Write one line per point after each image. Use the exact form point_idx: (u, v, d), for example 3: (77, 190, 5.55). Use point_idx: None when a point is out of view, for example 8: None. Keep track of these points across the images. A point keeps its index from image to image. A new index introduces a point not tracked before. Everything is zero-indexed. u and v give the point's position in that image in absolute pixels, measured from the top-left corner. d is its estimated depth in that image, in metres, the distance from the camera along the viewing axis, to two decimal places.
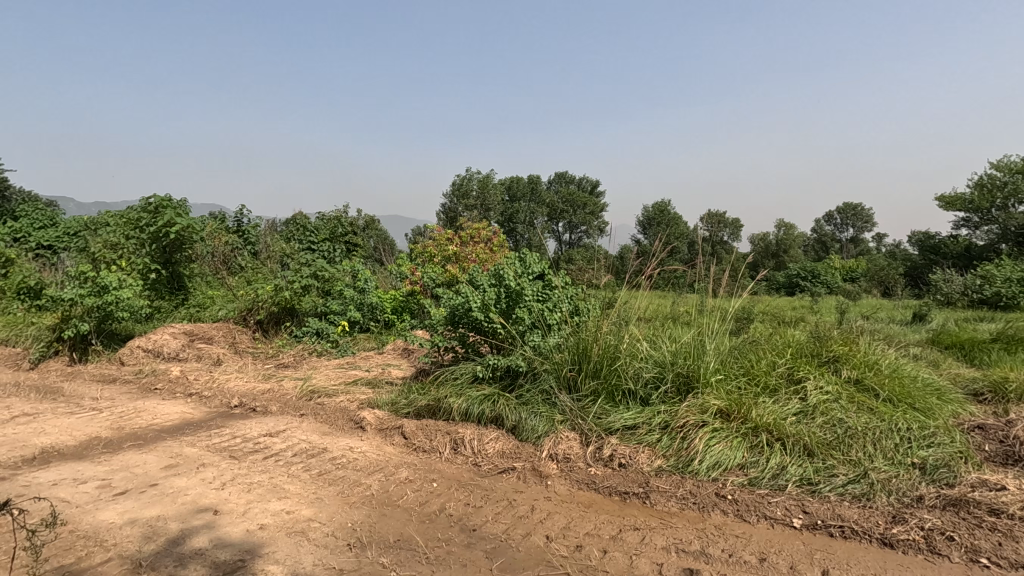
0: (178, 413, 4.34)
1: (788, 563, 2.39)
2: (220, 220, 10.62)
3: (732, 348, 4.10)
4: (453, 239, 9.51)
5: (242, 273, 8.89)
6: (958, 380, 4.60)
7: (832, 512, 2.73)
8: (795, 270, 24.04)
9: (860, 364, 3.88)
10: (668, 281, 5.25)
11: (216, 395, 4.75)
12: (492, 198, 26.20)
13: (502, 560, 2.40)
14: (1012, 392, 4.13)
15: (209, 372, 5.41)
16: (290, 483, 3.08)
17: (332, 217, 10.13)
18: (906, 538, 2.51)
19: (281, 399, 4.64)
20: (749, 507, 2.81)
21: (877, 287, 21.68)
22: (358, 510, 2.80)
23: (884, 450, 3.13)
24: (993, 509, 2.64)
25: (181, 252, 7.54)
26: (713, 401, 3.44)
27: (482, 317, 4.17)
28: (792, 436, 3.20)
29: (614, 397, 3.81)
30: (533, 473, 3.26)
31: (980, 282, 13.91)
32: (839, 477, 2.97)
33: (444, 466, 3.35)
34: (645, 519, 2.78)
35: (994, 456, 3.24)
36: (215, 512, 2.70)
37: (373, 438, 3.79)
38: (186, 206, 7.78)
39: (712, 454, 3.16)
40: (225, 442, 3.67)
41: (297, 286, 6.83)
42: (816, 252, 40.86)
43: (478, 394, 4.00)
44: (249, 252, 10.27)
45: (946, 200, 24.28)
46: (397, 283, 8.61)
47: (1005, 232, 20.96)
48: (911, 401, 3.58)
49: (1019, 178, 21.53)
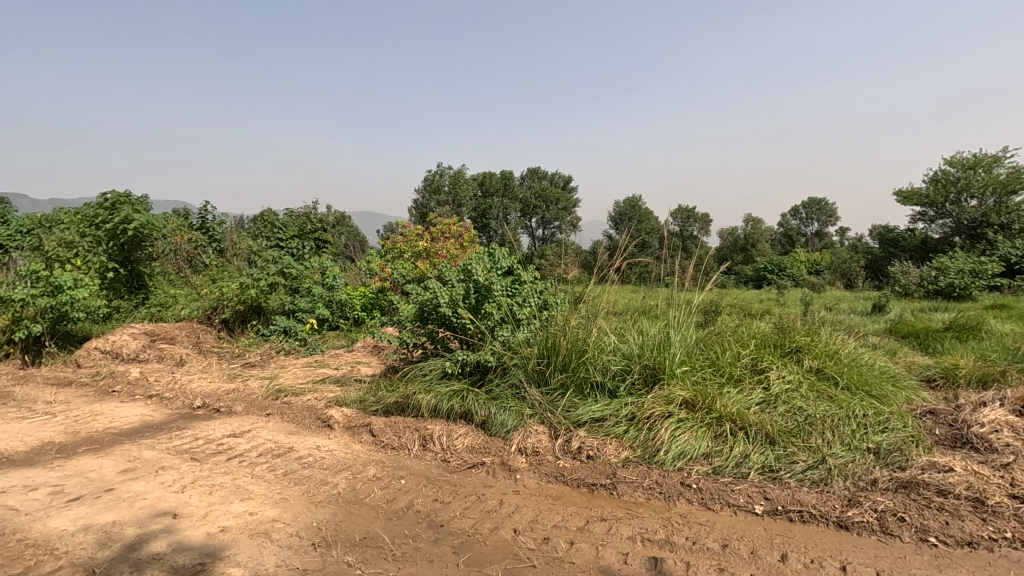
0: (138, 416, 4.21)
1: (748, 548, 2.45)
2: (183, 216, 10.27)
3: (698, 340, 4.18)
4: (423, 235, 9.50)
5: (206, 272, 8.65)
6: (913, 367, 4.79)
7: (791, 498, 2.81)
8: (762, 264, 24.76)
9: (821, 354, 4.00)
10: (638, 275, 5.31)
11: (178, 397, 4.62)
12: (464, 193, 26.19)
13: (469, 554, 2.40)
14: (962, 377, 4.33)
15: (170, 374, 5.26)
16: (254, 484, 3.02)
17: (300, 213, 9.99)
18: (861, 520, 2.60)
19: (246, 399, 4.55)
20: (712, 495, 2.88)
21: (840, 280, 22.49)
22: (324, 509, 2.77)
23: (842, 436, 3.24)
24: (941, 490, 2.76)
25: (141, 251, 7.29)
26: (679, 392, 3.51)
27: (450, 313, 4.15)
28: (754, 425, 3.29)
29: (582, 390, 3.85)
30: (502, 468, 3.27)
31: (935, 273, 14.44)
32: (799, 464, 3.06)
33: (414, 463, 3.34)
34: (612, 510, 2.81)
35: (944, 439, 3.38)
36: (175, 516, 2.63)
37: (341, 437, 3.74)
38: (145, 203, 7.54)
39: (678, 444, 3.22)
40: (186, 444, 3.58)
41: (263, 284, 6.64)
42: (783, 245, 42.02)
43: (447, 390, 4.00)
44: (214, 250, 10.00)
45: (903, 194, 25.01)
46: (367, 281, 8.57)
47: (958, 225, 21.91)
48: (868, 388, 3.71)
49: (971, 173, 22.24)
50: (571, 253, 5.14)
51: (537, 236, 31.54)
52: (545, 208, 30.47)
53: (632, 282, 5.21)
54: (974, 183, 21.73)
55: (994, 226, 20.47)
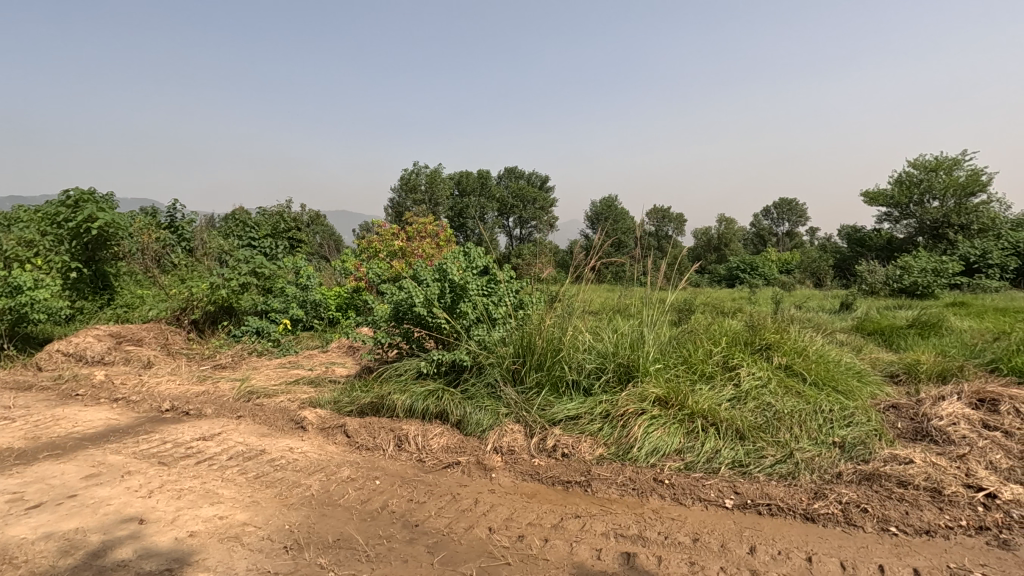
0: (103, 419, 4.10)
1: (718, 541, 2.50)
2: (151, 215, 9.98)
3: (672, 338, 4.25)
4: (399, 234, 9.45)
5: (175, 272, 8.44)
6: (877, 363, 4.94)
7: (760, 491, 2.88)
8: (734, 263, 25.28)
9: (789, 351, 4.11)
10: (614, 273, 5.37)
11: (145, 400, 4.51)
12: (441, 192, 26.09)
13: (444, 553, 2.40)
14: (924, 373, 4.48)
15: (137, 376, 5.13)
16: (224, 487, 2.97)
17: (274, 212, 9.81)
18: (826, 512, 2.68)
19: (216, 402, 4.46)
20: (684, 490, 2.93)
21: (810, 280, 23.10)
22: (297, 511, 2.74)
23: (809, 431, 3.33)
24: (901, 481, 2.86)
25: (106, 250, 7.03)
26: (652, 389, 3.57)
27: (425, 313, 4.13)
28: (725, 421, 3.36)
29: (558, 389, 3.88)
30: (477, 467, 3.27)
31: (899, 272, 14.91)
32: (768, 458, 3.13)
33: (388, 464, 3.32)
34: (586, 507, 2.84)
35: (906, 433, 3.50)
36: (141, 521, 2.57)
37: (315, 438, 3.70)
38: (111, 202, 7.29)
39: (651, 440, 3.27)
40: (155, 448, 3.50)
41: (234, 284, 6.51)
42: (755, 245, 42.92)
43: (422, 390, 3.98)
44: (183, 249, 9.75)
45: (869, 194, 25.76)
46: (342, 280, 8.48)
47: (922, 226, 22.63)
48: (834, 384, 3.82)
49: (934, 174, 22.74)
50: (546, 254, 5.16)
51: (515, 236, 31.59)
52: (522, 207, 30.49)
53: (608, 281, 5.26)
54: (936, 185, 22.31)
55: (954, 227, 21.27)
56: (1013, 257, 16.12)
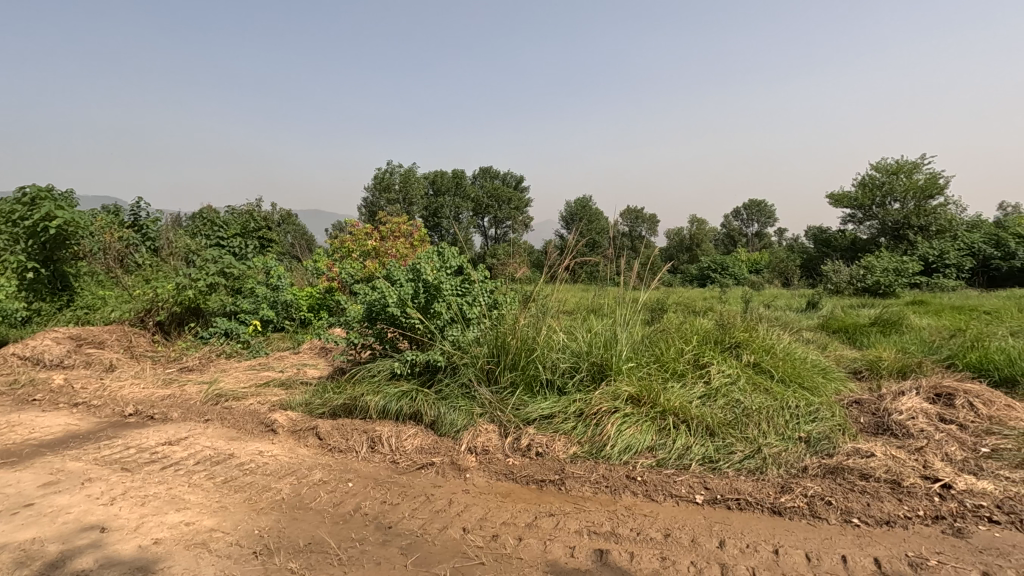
0: (62, 425, 3.95)
1: (689, 536, 2.55)
2: (114, 213, 9.67)
3: (644, 337, 4.31)
4: (372, 234, 9.36)
5: (140, 273, 8.19)
6: (841, 360, 5.10)
7: (730, 487, 2.94)
8: (706, 263, 25.74)
9: (758, 348, 4.21)
10: (588, 273, 5.41)
11: (107, 405, 4.37)
12: (415, 191, 25.92)
13: (418, 555, 2.39)
14: (886, 369, 4.64)
15: (98, 380, 4.96)
16: (191, 493, 2.89)
17: (243, 211, 9.60)
18: (793, 505, 2.75)
19: (183, 405, 4.35)
20: (656, 486, 2.97)
21: (778, 279, 23.67)
22: (267, 515, 2.69)
23: (776, 426, 3.42)
24: (863, 474, 2.95)
25: (65, 250, 6.75)
26: (625, 388, 3.62)
27: (398, 313, 4.10)
28: (696, 418, 3.43)
29: (532, 388, 3.89)
30: (452, 467, 3.26)
31: (862, 272, 15.39)
32: (737, 454, 3.20)
33: (361, 466, 3.28)
34: (560, 505, 2.86)
35: (868, 427, 3.62)
36: (103, 529, 2.49)
37: (286, 441, 3.64)
38: (70, 200, 7.03)
39: (624, 438, 3.31)
40: (117, 454, 3.39)
41: (201, 285, 6.35)
42: (726, 245, 43.79)
43: (396, 391, 3.95)
44: (148, 249, 9.46)
45: (834, 195, 26.53)
46: (314, 280, 8.35)
47: (884, 227, 23.41)
48: (801, 380, 3.93)
49: (894, 178, 23.55)
50: (521, 254, 5.17)
51: (490, 236, 31.55)
52: (497, 207, 30.49)
53: (582, 281, 5.29)
54: (897, 187, 23.08)
55: (914, 228, 22.14)
56: (968, 257, 16.82)
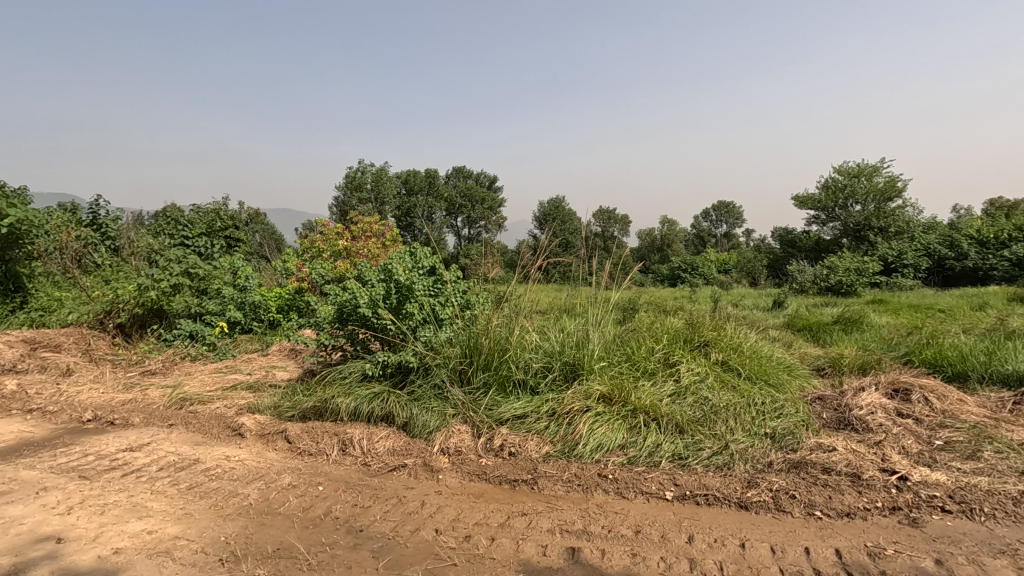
0: (15, 432, 3.79)
1: (659, 532, 2.59)
2: (71, 211, 9.31)
3: (616, 337, 4.36)
4: (343, 234, 9.23)
5: (99, 273, 7.90)
6: (806, 357, 5.26)
7: (698, 483, 3.00)
8: (676, 263, 26.16)
9: (726, 347, 4.30)
10: (560, 273, 5.45)
11: (64, 411, 4.20)
12: (387, 190, 25.68)
13: (389, 558, 2.37)
14: (847, 366, 4.80)
15: (54, 385, 4.77)
16: (154, 500, 2.81)
17: (209, 210, 9.36)
18: (759, 500, 2.82)
19: (145, 410, 4.21)
20: (627, 484, 3.01)
21: (746, 279, 24.21)
22: (234, 521, 2.63)
23: (743, 423, 3.50)
24: (826, 467, 3.05)
25: (18, 249, 6.48)
26: (597, 387, 3.66)
27: (370, 314, 4.05)
28: (666, 416, 3.48)
29: (505, 388, 3.90)
30: (424, 469, 3.25)
31: (826, 272, 15.85)
32: (705, 450, 3.26)
33: (332, 469, 3.23)
34: (532, 504, 2.87)
35: (830, 422, 3.74)
36: (59, 540, 2.40)
37: (254, 445, 3.56)
38: (24, 198, 6.75)
39: (595, 437, 3.34)
40: (75, 462, 3.27)
41: (164, 285, 6.16)
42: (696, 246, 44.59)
43: (367, 392, 3.91)
44: (107, 248, 9.14)
45: (799, 197, 27.27)
46: (284, 281, 8.19)
47: (846, 228, 24.18)
48: (766, 377, 4.03)
49: (856, 181, 24.32)
50: (494, 253, 5.16)
51: (463, 236, 31.43)
52: (471, 207, 30.43)
53: (556, 281, 5.32)
54: (858, 190, 23.85)
55: (874, 228, 22.98)
56: (925, 258, 17.51)
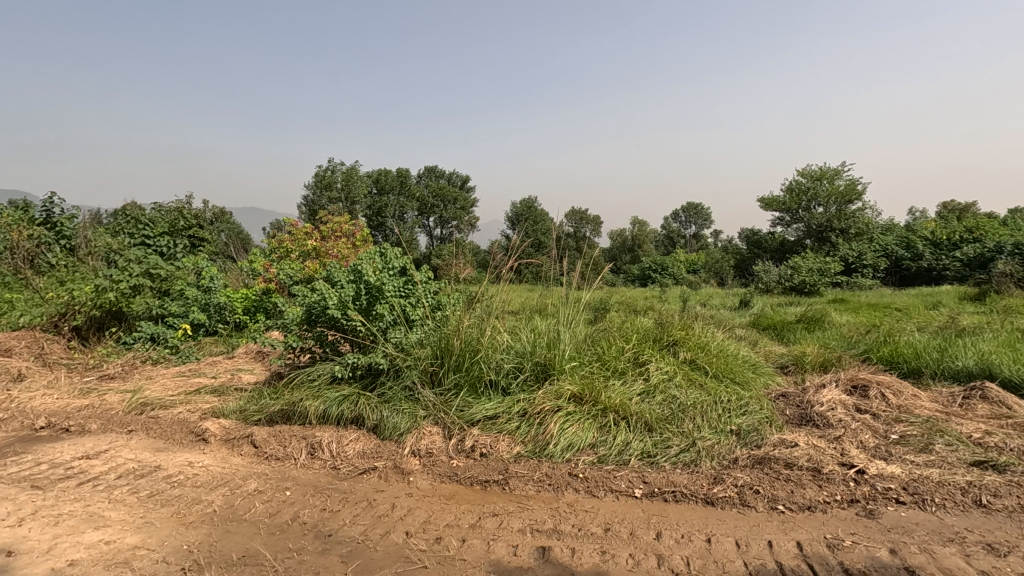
0: None
1: (628, 529, 2.63)
2: (23, 209, 8.90)
3: (587, 337, 4.41)
4: (312, 233, 9.08)
5: (53, 274, 7.58)
6: (770, 356, 5.40)
7: (666, 480, 3.05)
8: (647, 263, 26.54)
9: (693, 346, 4.39)
10: (532, 273, 5.47)
11: (15, 418, 4.02)
12: (358, 189, 25.35)
13: (358, 562, 2.34)
14: (809, 364, 4.95)
15: (5, 391, 4.56)
16: (112, 509, 2.71)
17: (171, 208, 9.08)
18: (724, 495, 2.89)
19: (103, 416, 4.07)
20: (597, 483, 3.05)
21: (714, 279, 24.70)
22: (197, 529, 2.56)
23: (710, 420, 3.58)
24: (788, 463, 3.14)
25: None
26: (568, 387, 3.69)
27: (339, 315, 3.99)
28: (635, 415, 3.53)
29: (476, 389, 3.89)
30: (395, 471, 3.22)
31: (790, 272, 16.29)
32: (673, 448, 3.33)
33: (300, 473, 3.18)
34: (504, 505, 2.88)
35: (793, 418, 3.85)
36: (9, 553, 2.30)
37: (218, 450, 3.48)
38: None
39: (566, 437, 3.37)
40: (26, 471, 3.13)
41: (124, 286, 5.95)
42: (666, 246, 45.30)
43: (336, 395, 3.85)
44: (62, 248, 8.77)
45: (764, 199, 27.98)
46: (250, 282, 8.01)
47: (809, 229, 24.90)
48: (732, 375, 4.13)
49: (818, 183, 25.06)
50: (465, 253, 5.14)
51: (435, 236, 31.22)
52: (443, 207, 30.28)
53: (527, 281, 5.33)
54: (821, 192, 24.58)
55: (836, 229, 23.72)
56: (883, 258, 18.17)
